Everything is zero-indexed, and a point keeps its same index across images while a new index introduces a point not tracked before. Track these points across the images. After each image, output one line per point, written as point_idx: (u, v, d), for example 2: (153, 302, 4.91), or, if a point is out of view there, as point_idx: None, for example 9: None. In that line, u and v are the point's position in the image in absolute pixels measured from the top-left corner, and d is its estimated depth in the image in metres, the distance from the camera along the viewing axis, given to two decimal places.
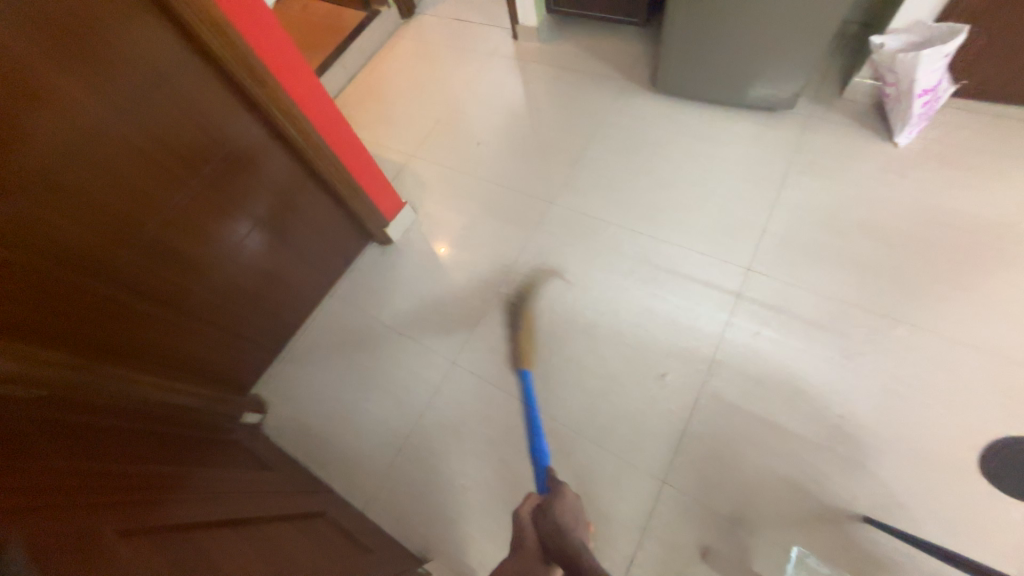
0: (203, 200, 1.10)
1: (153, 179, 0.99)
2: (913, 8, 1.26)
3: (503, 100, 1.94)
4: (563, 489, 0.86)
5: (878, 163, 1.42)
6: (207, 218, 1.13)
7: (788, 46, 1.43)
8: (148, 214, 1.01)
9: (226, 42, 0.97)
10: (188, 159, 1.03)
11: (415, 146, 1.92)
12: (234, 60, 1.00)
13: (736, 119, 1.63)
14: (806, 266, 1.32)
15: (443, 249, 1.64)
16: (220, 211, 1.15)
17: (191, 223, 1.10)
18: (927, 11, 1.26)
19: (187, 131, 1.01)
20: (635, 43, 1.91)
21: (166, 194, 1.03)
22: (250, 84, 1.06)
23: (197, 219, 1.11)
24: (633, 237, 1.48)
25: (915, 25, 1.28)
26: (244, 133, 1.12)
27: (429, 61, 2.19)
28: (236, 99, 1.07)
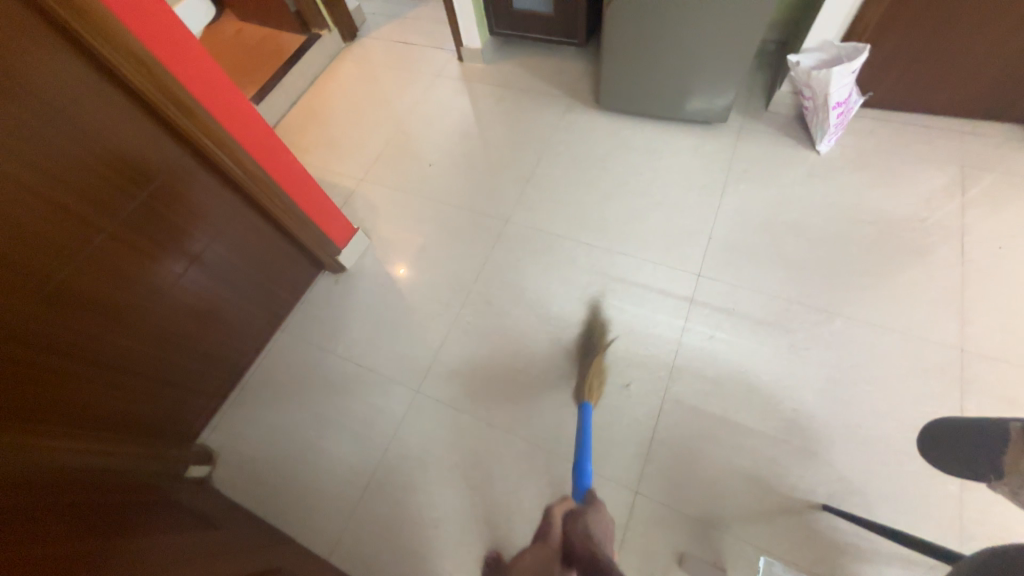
0: (124, 238, 1.02)
1: (67, 221, 0.91)
2: (823, 29, 1.37)
3: (452, 121, 1.95)
4: (599, 507, 0.93)
5: (804, 168, 1.53)
6: (129, 257, 1.04)
7: (716, 64, 1.53)
8: (64, 259, 0.93)
9: (150, 77, 0.92)
10: (108, 198, 0.96)
11: (364, 169, 1.88)
12: (160, 95, 0.95)
13: (676, 132, 1.71)
14: (751, 268, 1.38)
15: (402, 270, 1.60)
16: (144, 248, 1.06)
17: (110, 264, 1.01)
18: (834, 32, 1.37)
19: (108, 170, 0.94)
20: (576, 62, 1.97)
21: (84, 236, 0.95)
22: (175, 114, 0.99)
23: (122, 260, 1.03)
24: (588, 250, 1.50)
25: (824, 45, 1.40)
26: (170, 165, 1.05)
27: (374, 83, 2.16)
28: (163, 134, 1.01)
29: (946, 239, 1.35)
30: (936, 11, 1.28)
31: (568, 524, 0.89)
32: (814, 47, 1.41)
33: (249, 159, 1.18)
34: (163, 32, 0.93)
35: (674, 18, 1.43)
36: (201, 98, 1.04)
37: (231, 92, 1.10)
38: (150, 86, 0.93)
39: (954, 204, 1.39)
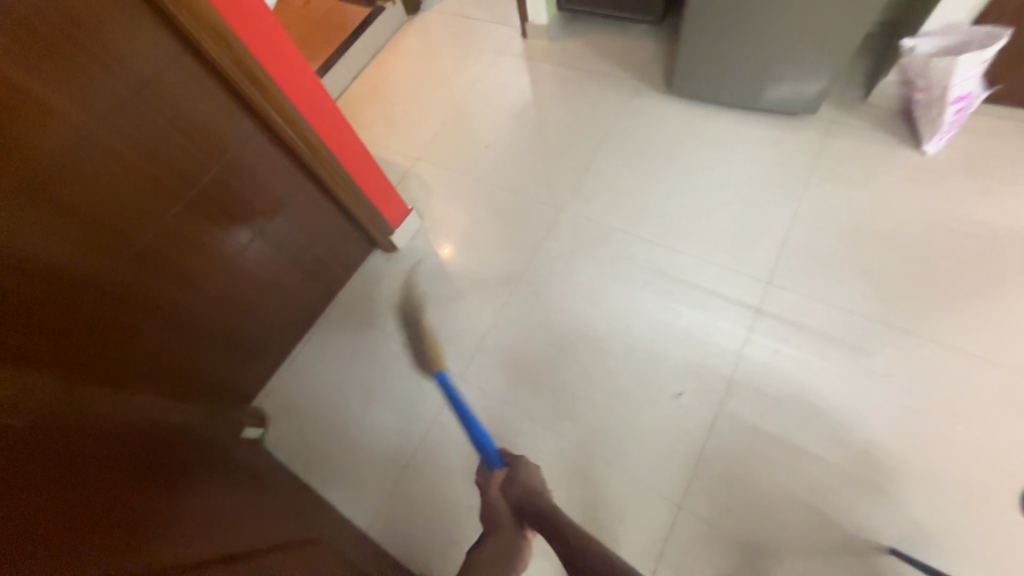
0: (193, 204, 1.05)
1: (146, 187, 0.96)
2: (949, 11, 1.19)
3: (511, 101, 1.88)
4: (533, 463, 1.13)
5: (904, 171, 1.35)
6: (197, 223, 1.08)
7: (811, 48, 1.36)
8: (141, 222, 0.98)
9: (226, 50, 0.93)
10: (183, 168, 1.00)
11: (420, 148, 1.87)
12: (234, 68, 0.96)
13: (754, 122, 1.57)
14: (829, 280, 1.25)
15: (446, 250, 1.61)
16: (211, 216, 1.09)
17: (179, 228, 1.05)
18: (964, 14, 1.18)
19: (184, 140, 0.97)
20: (647, 41, 1.83)
21: (160, 202, 0.99)
22: (244, 83, 1.00)
23: (193, 228, 1.07)
24: (646, 246, 1.42)
25: (951, 28, 1.21)
26: (239, 135, 1.06)
27: (434, 59, 2.13)
28: (236, 106, 1.03)
29: None
30: None
31: (505, 490, 0.87)
32: (936, 31, 1.23)
33: (312, 134, 1.17)
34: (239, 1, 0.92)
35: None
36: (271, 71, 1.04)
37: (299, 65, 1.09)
38: (222, 55, 0.93)
39: None
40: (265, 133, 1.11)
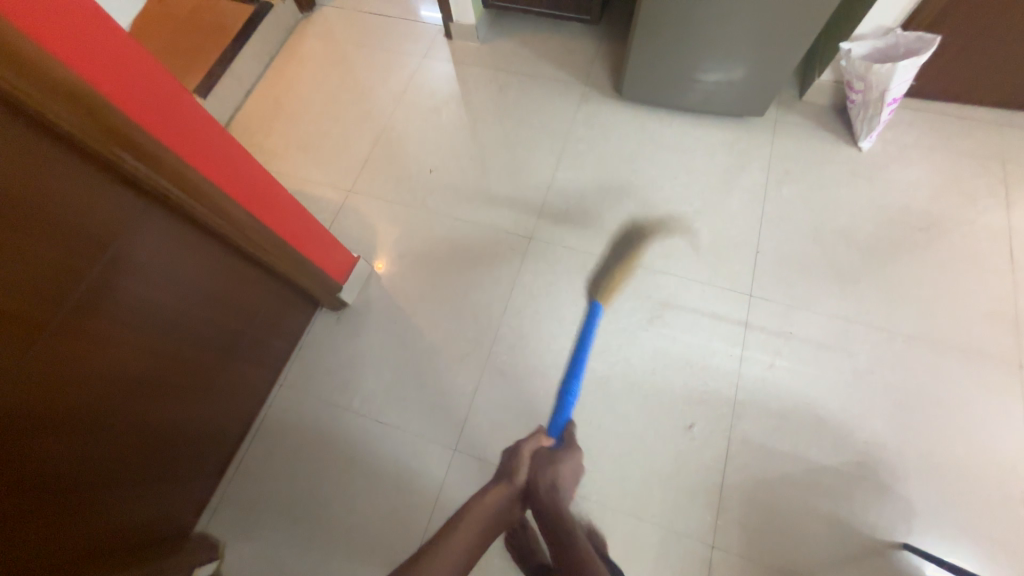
0: (75, 330, 0.76)
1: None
2: (878, 17, 1.22)
3: (449, 115, 1.67)
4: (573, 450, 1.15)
5: (849, 168, 1.42)
6: (83, 351, 0.78)
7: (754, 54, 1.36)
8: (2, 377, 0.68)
9: (90, 117, 0.66)
10: (54, 286, 0.71)
11: (350, 178, 1.60)
12: (109, 141, 0.69)
13: (708, 125, 1.54)
14: (806, 285, 1.29)
15: (381, 263, 1.46)
16: (104, 333, 0.81)
17: (57, 363, 0.75)
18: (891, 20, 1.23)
19: (47, 249, 0.68)
20: (585, 40, 1.73)
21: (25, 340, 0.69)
22: (122, 155, 0.71)
23: (81, 356, 0.78)
24: (628, 269, 1.35)
25: (881, 31, 1.26)
26: (128, 224, 0.78)
27: (346, 68, 1.83)
28: (119, 188, 0.75)
29: (997, 245, 1.30)
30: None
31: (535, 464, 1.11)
32: (865, 34, 1.27)
33: (228, 201, 0.90)
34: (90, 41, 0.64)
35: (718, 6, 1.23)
36: (158, 130, 0.75)
37: (198, 118, 0.81)
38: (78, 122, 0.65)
39: (1000, 205, 1.34)
40: (166, 213, 0.84)
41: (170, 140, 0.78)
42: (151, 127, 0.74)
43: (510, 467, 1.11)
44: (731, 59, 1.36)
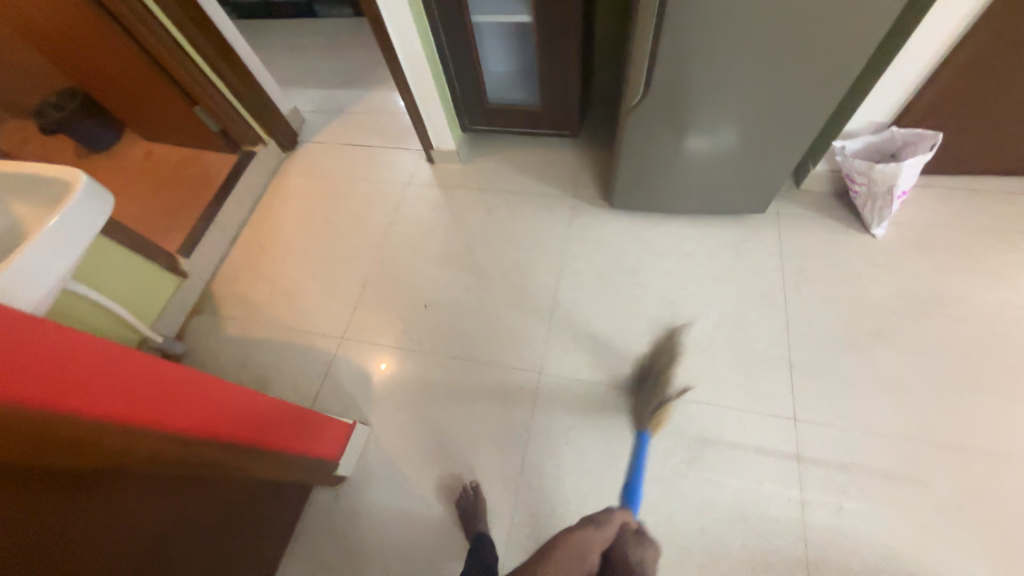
0: None
1: None
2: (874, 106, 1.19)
3: (439, 243, 1.62)
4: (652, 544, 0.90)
5: (867, 258, 1.34)
6: None
7: (735, 151, 1.27)
8: None
9: (39, 435, 0.56)
10: None
11: (342, 322, 1.52)
12: (66, 443, 0.59)
13: (707, 225, 1.48)
14: (853, 400, 1.15)
15: (384, 363, 1.43)
16: None
17: None
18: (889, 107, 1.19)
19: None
20: (566, 149, 1.72)
21: None
22: (93, 458, 0.63)
23: None
24: (652, 402, 1.22)
25: (877, 120, 1.22)
26: (97, 511, 0.66)
27: (330, 203, 1.81)
28: (85, 479, 0.63)
29: None
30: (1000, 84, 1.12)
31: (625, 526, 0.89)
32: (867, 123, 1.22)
33: (212, 443, 0.81)
34: (34, 370, 0.57)
35: (705, 120, 1.18)
36: (131, 415, 0.68)
37: (149, 370, 0.73)
38: (51, 457, 0.58)
39: None
40: (142, 477, 0.72)
41: (147, 415, 0.70)
42: (122, 415, 0.66)
43: (601, 515, 0.88)
44: (717, 156, 1.29)
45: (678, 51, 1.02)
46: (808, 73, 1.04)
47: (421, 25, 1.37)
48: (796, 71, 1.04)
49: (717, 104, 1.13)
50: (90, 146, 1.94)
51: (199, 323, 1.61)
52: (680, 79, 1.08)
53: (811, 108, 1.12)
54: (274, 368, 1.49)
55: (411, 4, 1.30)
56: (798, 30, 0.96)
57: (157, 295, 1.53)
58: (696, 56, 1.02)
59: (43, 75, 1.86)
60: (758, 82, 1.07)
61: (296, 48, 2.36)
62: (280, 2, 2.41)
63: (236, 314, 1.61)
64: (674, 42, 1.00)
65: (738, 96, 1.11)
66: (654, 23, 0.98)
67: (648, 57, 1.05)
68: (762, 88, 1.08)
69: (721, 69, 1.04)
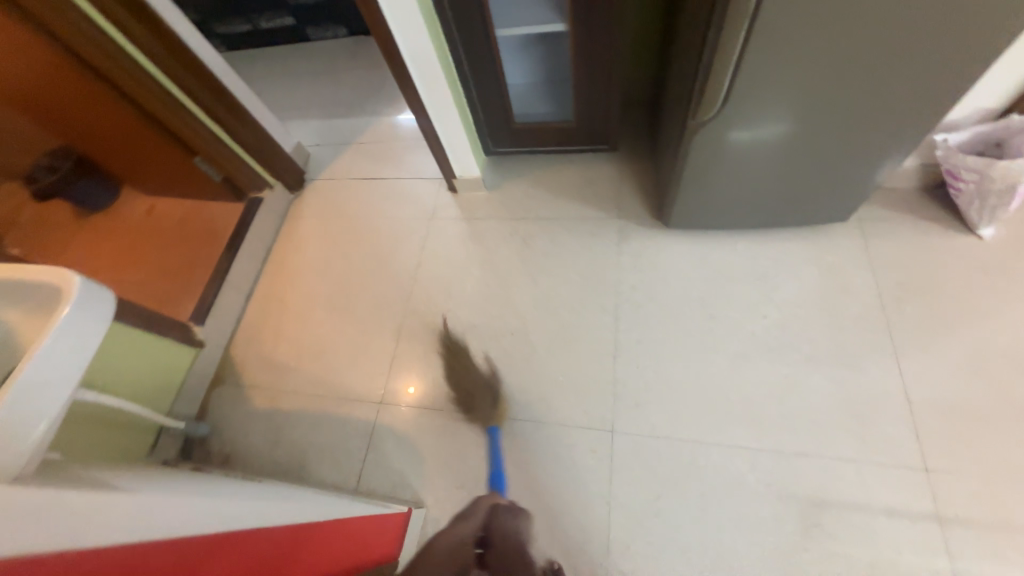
0: None
1: None
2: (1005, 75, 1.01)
3: (474, 284, 1.46)
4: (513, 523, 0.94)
5: (976, 264, 1.16)
6: None
7: (789, 141, 1.03)
8: None
9: None
10: None
11: (378, 386, 1.38)
12: None
13: (779, 238, 1.30)
14: (993, 441, 0.98)
15: (410, 386, 1.36)
16: None
17: None
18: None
19: None
20: (603, 165, 1.54)
21: None
22: None
23: None
24: (749, 459, 1.06)
25: (1002, 93, 1.04)
26: None
27: (348, 246, 1.67)
28: None
29: None
30: None
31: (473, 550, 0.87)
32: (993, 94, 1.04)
33: None
34: None
35: (754, 101, 0.94)
36: None
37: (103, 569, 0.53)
38: None
39: None
40: None
41: None
42: None
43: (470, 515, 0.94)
44: (768, 150, 1.06)
45: (771, 55, 0.85)
46: (926, 67, 0.86)
47: (439, 46, 1.20)
48: (912, 67, 0.86)
49: (808, 111, 0.96)
50: (89, 207, 1.79)
51: (224, 394, 1.48)
52: (769, 88, 0.91)
53: (921, 106, 0.94)
54: (310, 442, 1.35)
55: (429, 26, 1.14)
56: (923, 14, 0.78)
57: (174, 370, 1.39)
58: (793, 59, 0.85)
59: (30, 138, 1.73)
60: (863, 81, 0.90)
61: (291, 77, 2.20)
62: (269, 29, 2.24)
63: (262, 382, 1.48)
64: (768, 45, 0.83)
65: (822, 94, 0.92)
66: (746, 25, 0.81)
67: (732, 67, 0.88)
68: (868, 89, 0.91)
69: (812, 60, 0.85)
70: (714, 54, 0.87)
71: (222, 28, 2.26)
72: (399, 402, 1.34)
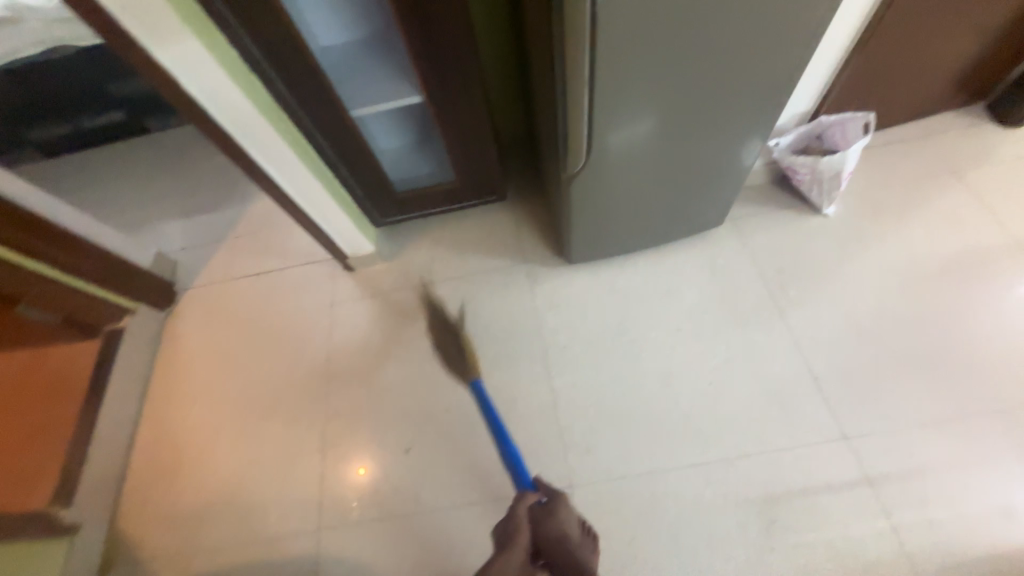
0: None
1: None
2: (813, 75, 1.22)
3: (395, 367, 1.36)
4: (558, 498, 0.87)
5: (831, 238, 1.32)
6: None
7: (654, 147, 1.03)
8: None
9: None
10: None
11: (312, 511, 1.22)
12: None
13: (672, 251, 1.38)
14: (888, 393, 1.11)
15: (361, 468, 1.25)
16: None
17: None
18: (824, 76, 1.22)
19: None
20: (497, 212, 1.54)
21: None
22: None
23: None
24: (703, 474, 1.08)
25: (811, 95, 1.25)
26: None
27: (242, 356, 1.47)
28: None
29: (1010, 255, 1.25)
30: (896, 45, 1.19)
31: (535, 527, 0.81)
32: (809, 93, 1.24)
33: None
34: None
35: (612, 110, 0.91)
36: None
37: None
38: None
39: (979, 215, 1.31)
40: None
41: None
42: None
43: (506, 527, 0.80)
44: (638, 158, 1.05)
45: (615, 102, 0.90)
46: (752, 90, 0.96)
47: (302, 149, 1.13)
48: (739, 91, 0.95)
49: (668, 119, 0.97)
50: None
51: None
52: (624, 129, 0.96)
53: (756, 124, 1.05)
54: None
55: (283, 131, 1.06)
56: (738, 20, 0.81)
57: None
58: (636, 101, 0.91)
59: None
60: (705, 81, 0.91)
61: (136, 178, 1.94)
62: (96, 126, 1.94)
63: (169, 549, 1.24)
64: (612, 63, 0.82)
65: (671, 97, 0.92)
66: (587, 70, 0.83)
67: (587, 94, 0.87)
68: (710, 86, 0.92)
69: (653, 66, 0.85)
70: (567, 110, 0.91)
71: (34, 136, 1.91)
72: (350, 485, 1.23)
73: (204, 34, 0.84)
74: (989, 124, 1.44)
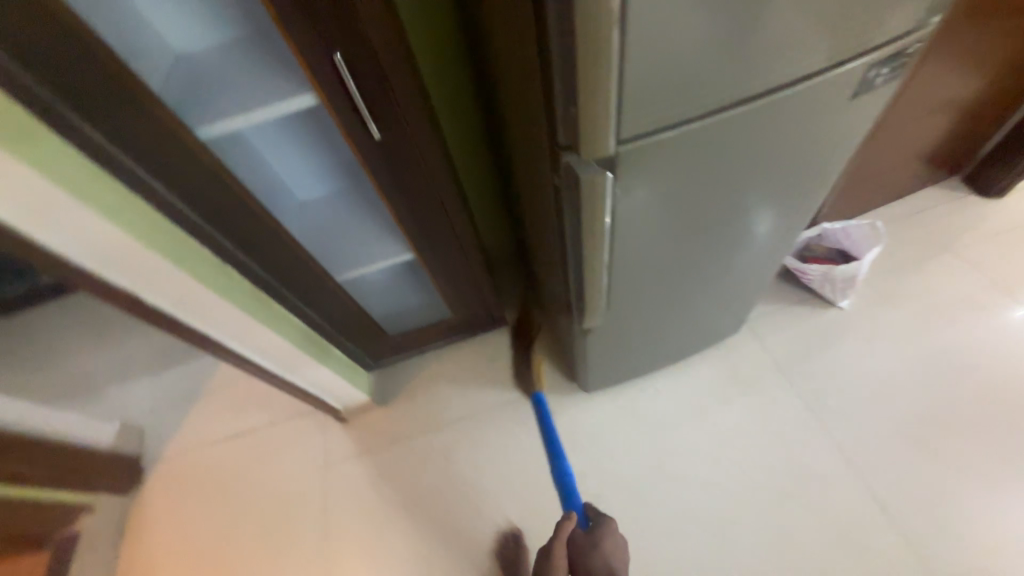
0: None
1: None
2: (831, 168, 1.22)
3: (409, 543, 1.22)
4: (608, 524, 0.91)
5: (851, 334, 1.27)
6: None
7: (679, 252, 0.80)
8: None
9: None
10: None
11: None
12: None
13: (690, 362, 1.29)
14: (946, 516, 1.05)
15: None
16: None
17: None
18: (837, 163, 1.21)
19: None
20: (498, 339, 1.44)
21: None
22: None
23: None
24: None
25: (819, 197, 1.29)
26: None
27: (230, 543, 1.30)
28: None
29: None
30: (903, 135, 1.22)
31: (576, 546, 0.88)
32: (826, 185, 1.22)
33: None
34: None
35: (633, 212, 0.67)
36: None
37: None
38: None
39: (989, 294, 1.29)
40: None
41: None
42: None
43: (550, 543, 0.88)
44: (661, 266, 0.82)
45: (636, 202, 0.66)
46: (772, 223, 0.85)
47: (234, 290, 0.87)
48: (766, 226, 0.84)
49: (698, 221, 0.75)
50: None
51: None
52: (646, 234, 0.72)
53: (778, 246, 0.96)
54: None
55: (207, 279, 0.80)
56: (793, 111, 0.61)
57: None
58: (662, 200, 0.67)
59: None
60: (747, 175, 0.69)
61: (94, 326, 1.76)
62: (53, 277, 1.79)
63: None
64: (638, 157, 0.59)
65: (705, 196, 0.70)
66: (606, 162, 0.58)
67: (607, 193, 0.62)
68: (752, 180, 0.70)
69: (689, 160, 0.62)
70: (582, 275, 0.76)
71: None
72: None
73: (99, 195, 0.63)
74: (970, 196, 1.47)
